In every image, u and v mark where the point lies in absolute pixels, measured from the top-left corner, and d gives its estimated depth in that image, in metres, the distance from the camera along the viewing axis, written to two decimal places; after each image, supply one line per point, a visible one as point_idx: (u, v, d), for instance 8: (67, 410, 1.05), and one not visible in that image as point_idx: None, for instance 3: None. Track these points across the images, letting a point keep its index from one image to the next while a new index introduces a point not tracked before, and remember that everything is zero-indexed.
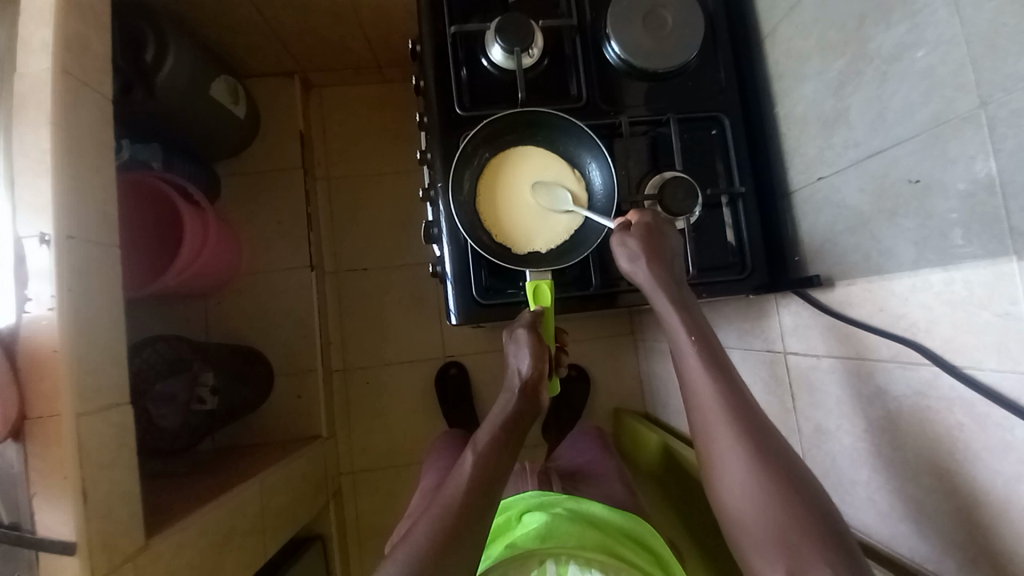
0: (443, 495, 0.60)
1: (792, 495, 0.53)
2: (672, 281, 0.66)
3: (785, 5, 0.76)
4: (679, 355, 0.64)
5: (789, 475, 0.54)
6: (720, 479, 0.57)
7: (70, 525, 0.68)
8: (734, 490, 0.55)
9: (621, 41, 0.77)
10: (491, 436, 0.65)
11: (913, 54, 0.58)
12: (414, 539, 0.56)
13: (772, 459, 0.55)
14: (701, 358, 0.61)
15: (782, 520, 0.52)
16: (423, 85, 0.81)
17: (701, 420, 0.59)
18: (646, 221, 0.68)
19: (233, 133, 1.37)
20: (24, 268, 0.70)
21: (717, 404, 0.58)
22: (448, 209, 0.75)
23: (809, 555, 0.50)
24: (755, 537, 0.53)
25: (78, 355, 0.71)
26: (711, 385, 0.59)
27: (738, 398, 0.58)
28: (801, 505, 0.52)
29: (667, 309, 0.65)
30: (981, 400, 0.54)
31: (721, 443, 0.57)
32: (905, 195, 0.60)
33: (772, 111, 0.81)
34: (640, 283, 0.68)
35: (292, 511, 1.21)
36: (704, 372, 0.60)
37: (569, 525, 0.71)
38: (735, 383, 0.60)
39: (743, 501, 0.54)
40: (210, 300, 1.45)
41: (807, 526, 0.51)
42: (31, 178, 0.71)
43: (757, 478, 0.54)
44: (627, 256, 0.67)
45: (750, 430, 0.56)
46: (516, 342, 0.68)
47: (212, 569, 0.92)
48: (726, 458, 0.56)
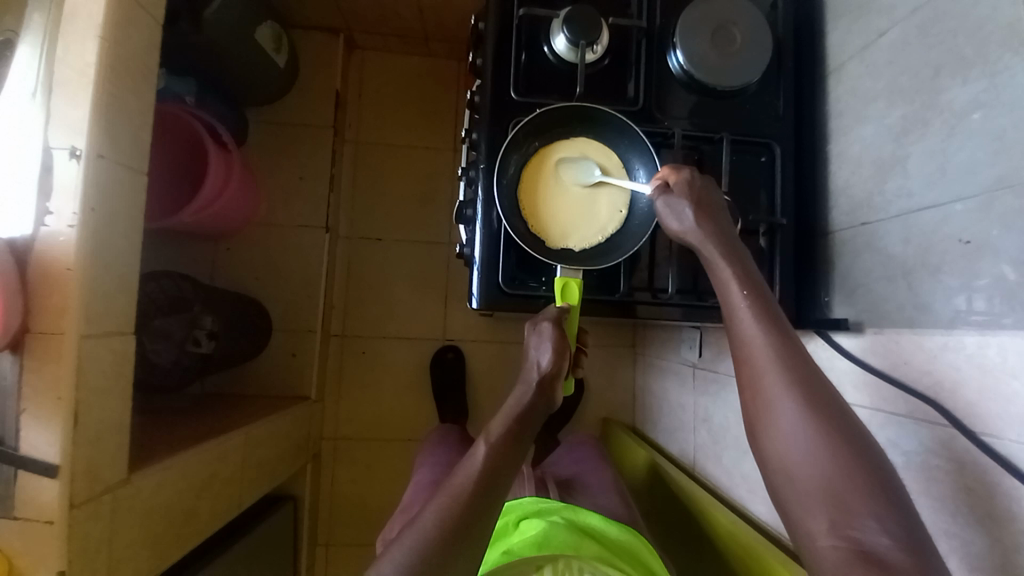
0: (453, 484, 0.62)
1: (846, 449, 0.50)
2: (725, 235, 0.63)
3: (858, 43, 0.75)
4: (726, 302, 0.60)
5: (841, 428, 0.51)
6: (770, 431, 0.54)
7: (56, 447, 0.66)
8: (782, 442, 0.53)
9: (687, 51, 0.76)
10: (506, 429, 0.65)
11: (988, 112, 0.57)
12: (421, 526, 0.59)
13: (824, 413, 0.52)
14: (751, 304, 0.58)
15: (837, 472, 0.49)
16: (480, 63, 0.79)
17: (750, 367, 0.56)
18: (685, 177, 0.65)
19: (272, 80, 1.34)
20: (50, 180, 0.68)
21: (767, 353, 0.56)
22: (488, 192, 0.74)
23: (860, 510, 0.48)
24: (798, 490, 0.51)
25: (91, 277, 0.69)
26: (761, 333, 0.57)
27: (789, 346, 0.56)
28: (854, 458, 0.50)
29: (717, 257, 0.62)
30: (994, 468, 0.54)
31: (771, 391, 0.54)
32: (952, 253, 0.60)
33: (825, 149, 0.81)
34: (692, 242, 0.64)
35: (271, 468, 1.20)
36: (755, 320, 0.57)
37: (566, 534, 0.73)
38: (788, 334, 0.57)
39: (793, 456, 0.52)
40: (220, 245, 1.43)
41: (857, 477, 0.49)
42: (71, 90, 0.70)
43: (808, 431, 0.52)
44: (674, 214, 0.64)
45: (800, 379, 0.54)
46: (539, 334, 0.67)
47: (187, 513, 0.91)
48: (776, 408, 0.54)
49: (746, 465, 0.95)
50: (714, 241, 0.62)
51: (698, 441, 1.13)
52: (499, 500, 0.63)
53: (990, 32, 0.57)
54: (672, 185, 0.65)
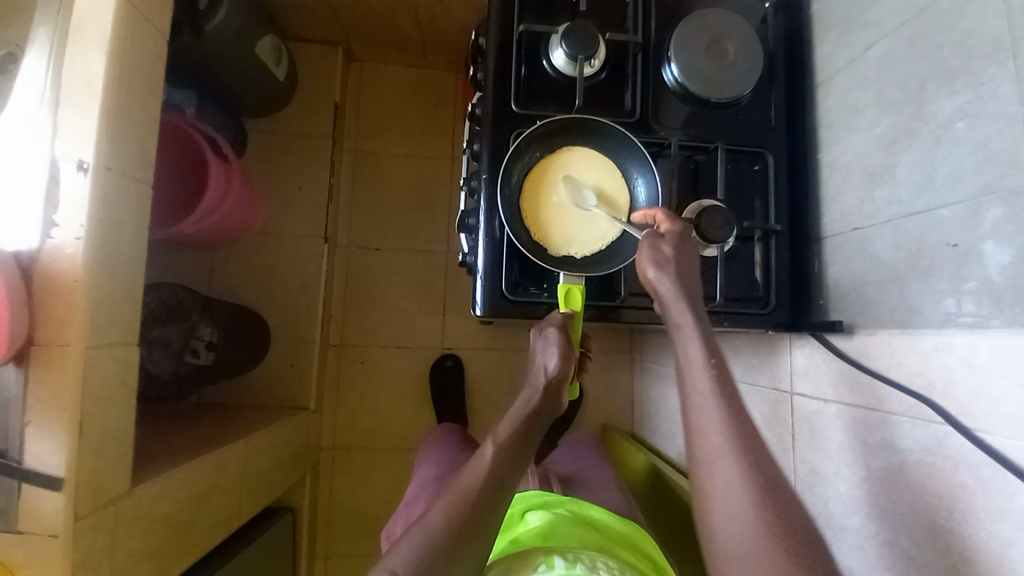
0: (459, 483, 0.63)
1: (792, 531, 0.50)
2: (691, 292, 0.64)
3: (846, 56, 0.78)
4: (687, 369, 0.61)
5: (789, 510, 0.51)
6: (714, 506, 0.53)
7: (59, 458, 0.66)
8: (720, 504, 0.52)
9: (681, 65, 0.79)
10: (512, 430, 0.67)
11: (972, 122, 0.60)
12: (429, 523, 0.60)
13: (775, 489, 0.52)
14: (712, 375, 0.59)
15: (781, 556, 0.48)
16: (481, 76, 0.81)
17: (702, 442, 0.56)
18: (677, 230, 0.67)
19: (271, 92, 1.36)
20: (56, 191, 0.69)
21: (721, 427, 0.55)
22: (491, 201, 0.75)
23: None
24: (742, 569, 0.49)
25: (97, 288, 0.69)
26: (718, 406, 0.57)
27: (743, 422, 0.56)
28: (799, 542, 0.49)
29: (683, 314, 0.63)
30: (987, 464, 0.56)
31: (721, 466, 0.54)
32: (941, 257, 0.62)
33: (815, 157, 0.83)
34: (662, 291, 0.65)
35: (270, 479, 1.20)
36: (711, 383, 0.58)
37: (572, 526, 0.74)
38: (736, 396, 0.58)
39: (731, 520, 0.51)
40: (218, 255, 1.43)
41: (806, 561, 0.48)
42: (79, 104, 0.71)
43: (757, 509, 0.51)
44: (655, 260, 0.65)
45: (752, 456, 0.53)
46: (545, 339, 0.70)
47: (188, 524, 0.90)
48: (719, 470, 0.54)
49: None
50: (684, 298, 0.63)
51: None
52: (504, 500, 0.64)
53: (974, 46, 0.60)
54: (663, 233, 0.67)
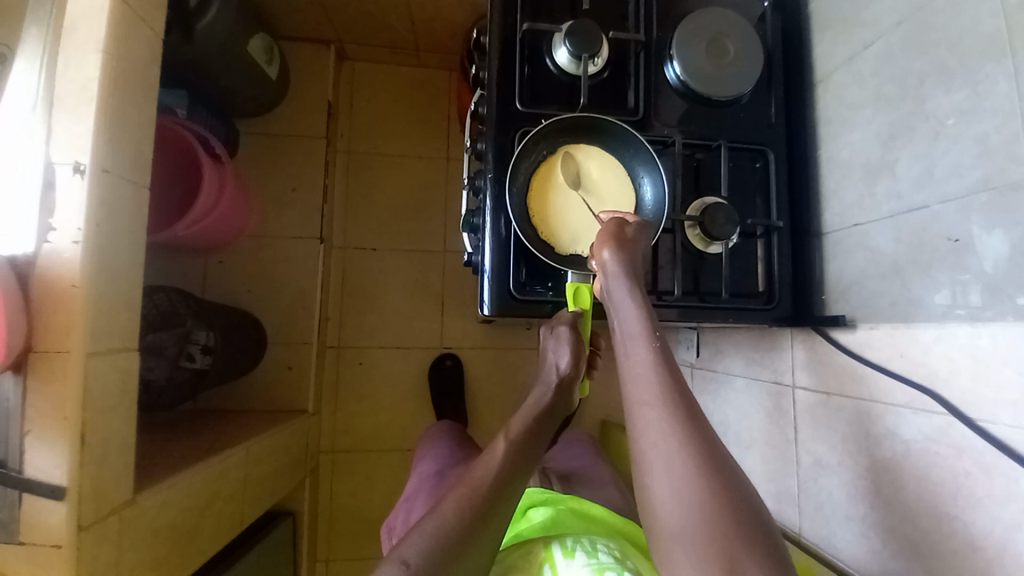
0: (472, 477, 0.64)
1: (728, 499, 0.50)
2: (636, 276, 0.66)
3: (844, 54, 0.80)
4: (629, 344, 0.62)
5: (726, 479, 0.51)
6: (654, 480, 0.53)
7: (62, 468, 0.65)
8: (661, 483, 0.52)
9: (683, 63, 0.80)
10: (524, 426, 0.70)
11: (970, 119, 0.62)
12: (441, 514, 0.60)
13: (713, 459, 0.52)
14: (652, 349, 0.60)
15: (718, 526, 0.49)
16: (484, 76, 0.81)
17: (643, 415, 0.56)
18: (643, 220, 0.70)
19: (263, 92, 1.34)
20: (52, 196, 0.67)
21: (660, 399, 0.56)
22: (497, 200, 0.75)
23: (745, 560, 0.47)
24: (685, 544, 0.49)
25: (96, 294, 0.68)
26: (657, 378, 0.58)
27: (682, 394, 0.57)
28: (735, 509, 0.50)
29: (626, 297, 0.64)
30: (991, 451, 0.58)
31: (662, 437, 0.54)
32: (942, 251, 0.64)
33: (815, 154, 0.85)
34: (607, 271, 0.66)
35: (272, 483, 1.18)
36: (653, 364, 0.59)
37: (574, 520, 0.74)
38: (679, 378, 0.58)
39: (676, 500, 0.51)
40: (211, 257, 1.40)
41: (743, 528, 0.49)
42: (73, 107, 0.69)
43: (696, 478, 0.51)
44: (609, 239, 0.67)
45: (689, 427, 0.54)
46: (556, 338, 0.73)
47: (192, 533, 0.89)
48: (660, 448, 0.53)
49: (747, 460, 0.98)
50: (630, 279, 0.65)
51: None
52: (515, 493, 0.65)
53: (970, 44, 0.62)
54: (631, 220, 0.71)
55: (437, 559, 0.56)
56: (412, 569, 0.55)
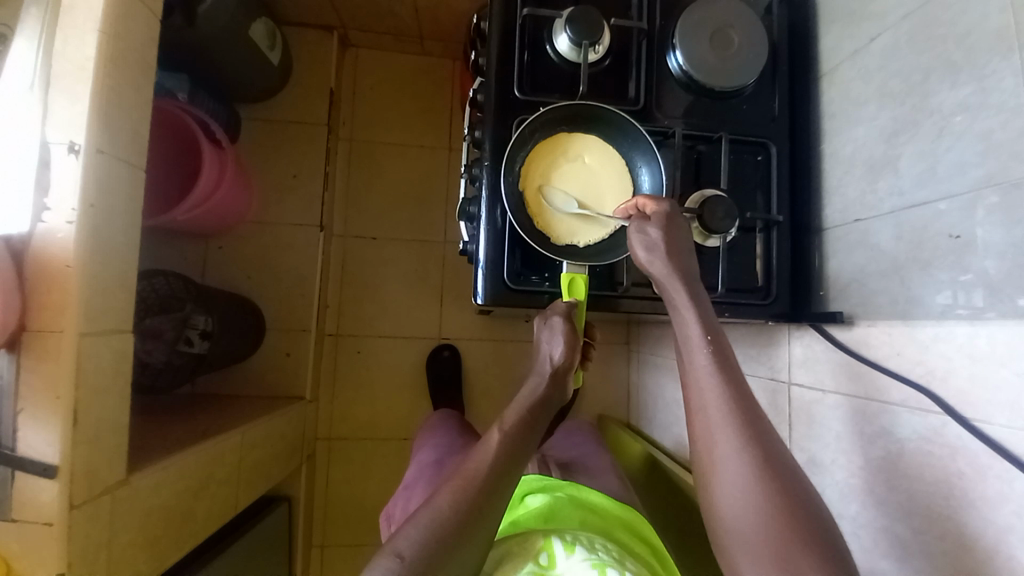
0: (466, 469, 0.63)
1: (789, 504, 0.52)
2: (686, 275, 0.65)
3: (850, 47, 0.78)
4: (687, 350, 0.62)
5: (787, 485, 0.53)
6: (715, 485, 0.55)
7: (55, 447, 0.65)
8: (725, 487, 0.54)
9: (686, 52, 0.78)
10: (518, 417, 0.69)
11: (975, 115, 0.60)
12: (436, 506, 0.60)
13: (773, 464, 0.54)
14: (710, 356, 0.60)
15: (780, 532, 0.51)
16: (484, 62, 0.80)
17: (703, 420, 0.58)
18: (665, 211, 0.67)
19: (265, 78, 1.33)
20: (48, 174, 0.67)
21: (722, 405, 0.57)
22: (493, 189, 0.75)
23: (806, 566, 0.49)
24: (747, 547, 0.52)
25: (90, 274, 0.68)
26: (717, 386, 0.58)
27: (744, 400, 0.58)
28: (796, 515, 0.51)
29: (682, 301, 0.64)
30: (985, 452, 0.57)
31: (723, 446, 0.56)
32: (942, 248, 0.63)
33: (817, 149, 0.83)
34: (655, 274, 0.66)
35: (267, 468, 1.19)
36: (714, 371, 0.59)
37: (571, 509, 0.76)
38: (740, 382, 0.59)
39: (737, 502, 0.53)
40: (211, 243, 1.40)
41: (805, 534, 0.51)
42: (68, 86, 0.69)
43: (757, 487, 0.53)
44: (645, 244, 0.66)
45: (751, 433, 0.55)
46: (550, 329, 0.71)
47: (186, 514, 0.90)
48: (724, 455, 0.55)
49: None
50: (679, 278, 0.64)
51: None
52: (510, 484, 0.64)
53: (978, 38, 0.60)
54: (650, 215, 0.68)
55: (432, 551, 0.57)
56: (406, 562, 0.55)
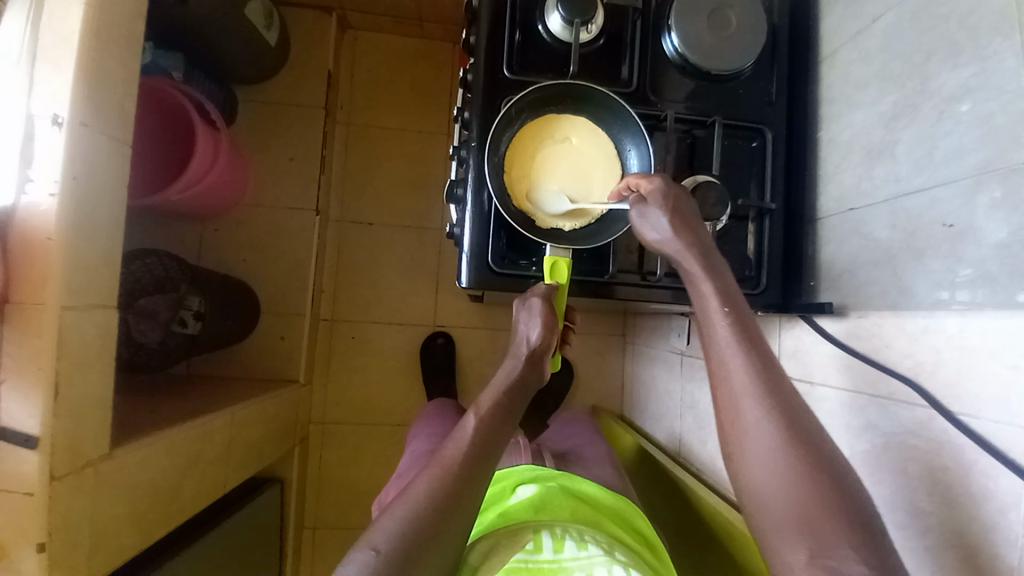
0: (443, 456, 0.63)
1: (816, 474, 0.51)
2: (699, 246, 0.64)
3: (852, 29, 0.75)
4: (706, 322, 0.61)
5: (815, 459, 0.52)
6: (743, 459, 0.54)
7: (36, 418, 0.65)
8: (754, 463, 0.53)
9: (682, 34, 0.76)
10: (495, 401, 0.68)
11: (977, 97, 0.58)
12: (413, 496, 0.59)
13: (797, 434, 0.53)
14: (731, 327, 0.59)
15: (808, 504, 0.50)
16: (473, 41, 0.78)
17: (727, 394, 0.57)
18: (660, 188, 0.65)
19: (262, 59, 1.31)
20: (32, 148, 0.67)
21: (748, 379, 0.56)
22: (480, 170, 0.73)
23: (833, 536, 0.48)
24: (773, 518, 0.51)
25: (73, 248, 0.68)
26: (739, 357, 0.57)
27: (768, 372, 0.56)
28: (824, 484, 0.50)
29: (697, 273, 0.63)
30: (971, 447, 0.55)
31: (747, 416, 0.55)
32: (936, 237, 0.61)
33: (815, 135, 0.81)
34: (669, 252, 0.66)
35: (258, 450, 1.20)
36: (735, 343, 0.58)
37: (562, 498, 0.75)
38: (764, 354, 0.58)
39: (767, 480, 0.52)
40: (207, 226, 1.40)
41: (833, 502, 0.49)
42: (54, 58, 0.68)
43: (783, 457, 0.52)
44: (653, 227, 0.66)
45: (777, 407, 0.54)
46: (529, 310, 0.70)
47: (173, 491, 0.91)
48: (751, 429, 0.54)
49: None
50: (691, 252, 0.64)
51: (683, 427, 1.17)
52: (488, 470, 0.64)
53: (980, 17, 0.58)
54: (645, 195, 0.66)
55: (408, 542, 0.56)
56: (381, 555, 0.54)
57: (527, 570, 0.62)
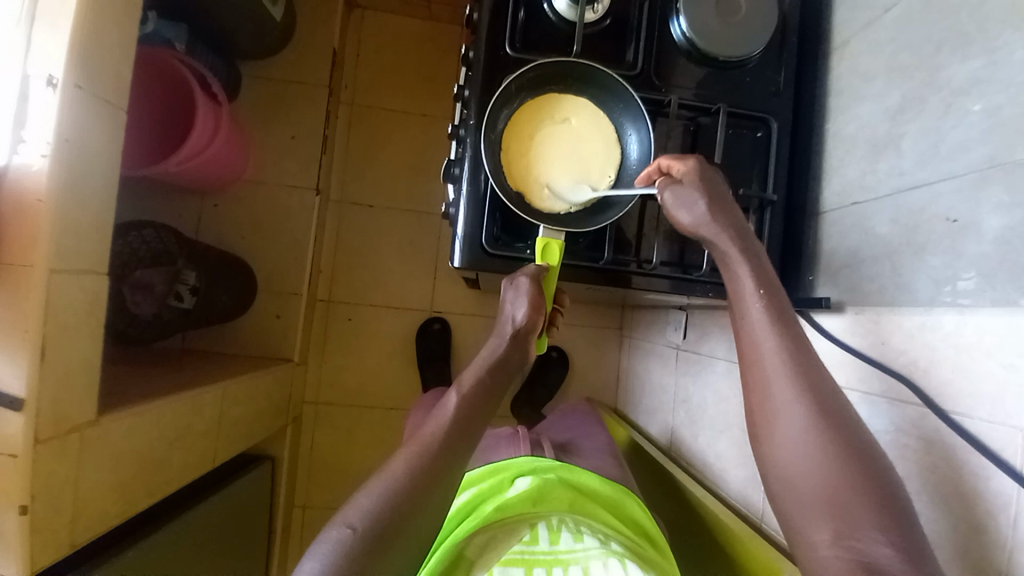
0: (424, 435, 0.62)
1: (847, 457, 0.50)
2: (736, 227, 0.62)
3: (864, 18, 0.74)
4: (738, 305, 0.60)
5: (846, 441, 0.51)
6: (772, 441, 0.54)
7: (21, 380, 0.65)
8: (784, 445, 0.53)
9: (689, 18, 0.74)
10: (477, 380, 0.67)
11: (985, 90, 0.56)
12: (392, 474, 0.59)
13: (829, 415, 0.53)
14: (765, 309, 0.58)
15: (838, 485, 0.49)
16: (476, 17, 0.76)
17: (758, 376, 0.56)
18: (694, 168, 0.63)
19: (268, 34, 1.29)
20: (26, 108, 0.66)
21: (780, 361, 0.55)
22: (477, 148, 0.73)
23: (862, 518, 0.48)
24: (800, 498, 0.51)
25: (63, 211, 0.67)
26: (774, 339, 0.56)
27: (802, 355, 0.55)
28: (855, 467, 0.50)
29: (733, 255, 0.61)
30: (963, 447, 0.55)
31: (778, 396, 0.54)
32: (938, 233, 0.59)
33: (821, 128, 0.80)
34: (705, 235, 0.63)
35: (248, 427, 1.20)
36: (769, 325, 0.57)
37: (561, 490, 0.74)
38: (798, 337, 0.57)
39: (795, 462, 0.52)
40: (206, 201, 1.40)
41: (864, 485, 0.49)
42: (49, 18, 0.67)
43: (815, 439, 0.52)
44: (688, 209, 0.63)
45: (809, 388, 0.54)
46: (516, 289, 0.69)
47: (160, 462, 0.91)
48: (782, 411, 0.54)
49: (720, 444, 0.98)
50: (728, 234, 0.62)
51: (676, 421, 1.16)
52: (469, 451, 0.63)
53: (992, 7, 0.56)
54: (679, 177, 0.64)
55: (386, 519, 0.55)
56: (356, 532, 0.54)
57: (524, 561, 0.68)
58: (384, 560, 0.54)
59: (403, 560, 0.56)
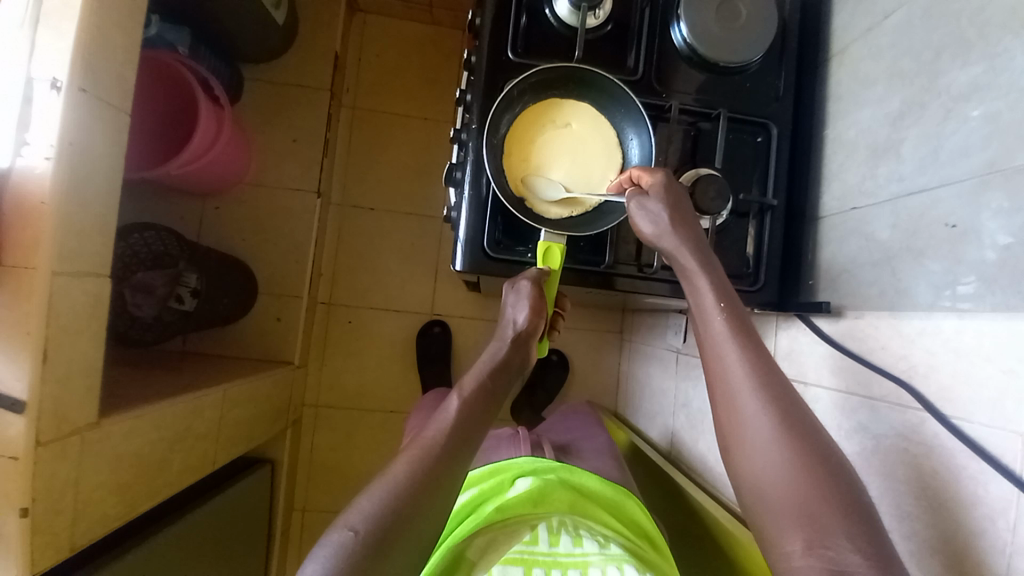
0: (425, 438, 0.62)
1: (814, 466, 0.50)
2: (695, 241, 0.63)
3: (864, 24, 0.74)
4: (702, 318, 0.61)
5: (813, 451, 0.51)
6: (742, 453, 0.54)
7: (23, 382, 0.65)
8: (753, 457, 0.53)
9: (691, 23, 0.75)
10: (479, 384, 0.68)
11: (985, 97, 0.57)
12: (392, 477, 0.59)
13: (795, 427, 0.53)
14: (726, 321, 0.59)
15: (807, 494, 0.49)
16: (478, 23, 0.77)
17: (724, 389, 0.57)
18: (661, 180, 0.64)
19: (270, 38, 1.29)
20: (29, 111, 0.66)
21: (743, 373, 0.56)
22: (479, 152, 0.73)
23: (835, 527, 0.47)
24: (770, 508, 0.50)
25: (65, 214, 0.67)
26: (735, 351, 0.57)
27: (765, 367, 0.56)
28: (821, 477, 0.49)
29: (694, 268, 0.62)
30: (963, 452, 0.55)
31: (744, 408, 0.54)
32: (938, 238, 0.60)
33: (822, 133, 0.80)
34: (664, 246, 0.64)
35: (247, 429, 1.19)
36: (731, 337, 0.58)
37: (562, 491, 0.74)
38: (760, 349, 0.57)
39: (766, 474, 0.51)
40: (208, 204, 1.40)
41: (830, 494, 0.48)
42: (54, 21, 0.67)
43: (782, 449, 0.51)
44: (650, 219, 0.64)
45: (773, 400, 0.54)
46: (517, 292, 0.69)
47: (159, 466, 0.90)
48: (748, 423, 0.54)
49: None
50: (689, 247, 0.63)
51: (676, 425, 1.16)
52: (470, 454, 0.63)
53: (992, 14, 0.57)
54: (646, 187, 0.65)
55: (387, 522, 0.55)
56: (358, 535, 0.54)
57: (523, 560, 0.66)
58: (384, 563, 0.54)
59: (404, 564, 0.56)
